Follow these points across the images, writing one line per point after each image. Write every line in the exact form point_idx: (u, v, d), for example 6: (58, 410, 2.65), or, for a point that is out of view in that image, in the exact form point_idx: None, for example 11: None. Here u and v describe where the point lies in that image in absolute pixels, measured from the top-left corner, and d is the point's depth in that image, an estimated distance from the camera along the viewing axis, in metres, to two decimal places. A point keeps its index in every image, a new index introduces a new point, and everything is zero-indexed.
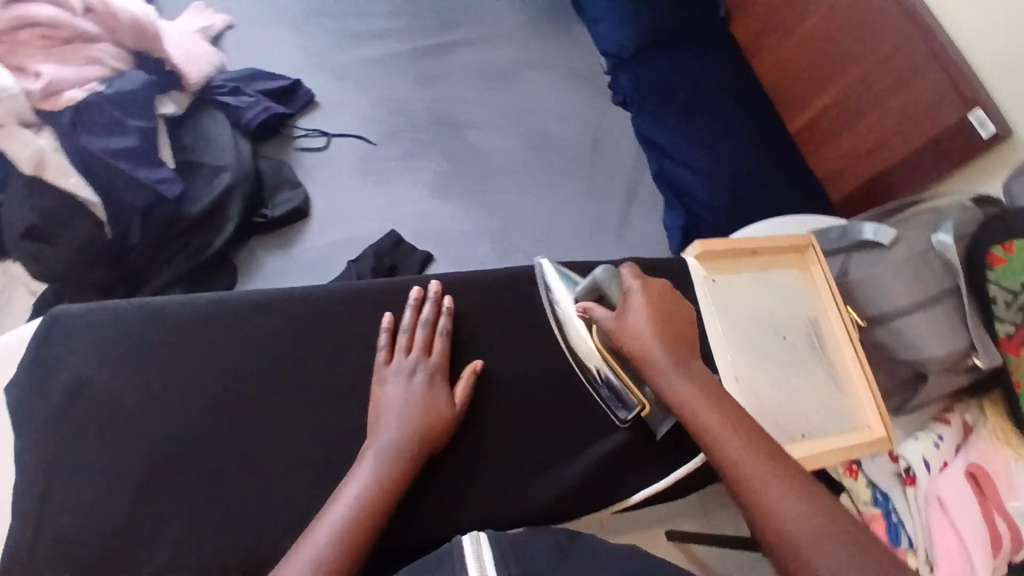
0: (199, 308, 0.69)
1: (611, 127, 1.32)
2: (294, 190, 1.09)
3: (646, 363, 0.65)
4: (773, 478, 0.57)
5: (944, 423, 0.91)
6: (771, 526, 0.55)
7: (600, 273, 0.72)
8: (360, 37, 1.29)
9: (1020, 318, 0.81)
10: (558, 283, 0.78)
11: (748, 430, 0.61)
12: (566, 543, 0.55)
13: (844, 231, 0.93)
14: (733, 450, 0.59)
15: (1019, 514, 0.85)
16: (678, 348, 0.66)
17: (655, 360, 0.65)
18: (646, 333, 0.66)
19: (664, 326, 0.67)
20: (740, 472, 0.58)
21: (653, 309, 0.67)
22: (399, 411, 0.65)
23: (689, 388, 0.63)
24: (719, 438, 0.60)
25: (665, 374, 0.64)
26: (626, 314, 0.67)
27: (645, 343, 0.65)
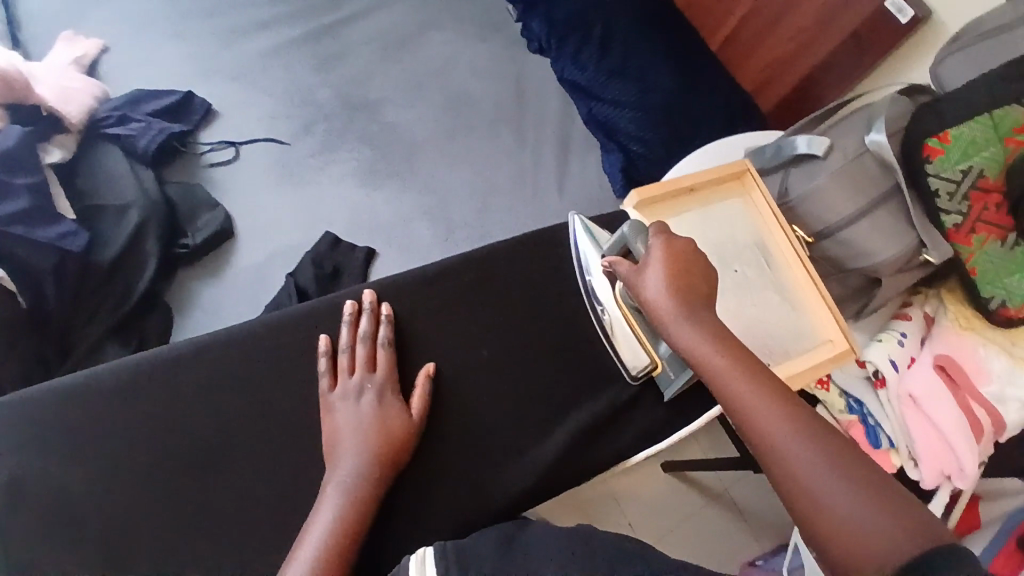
0: (121, 376, 0.65)
1: (531, 76, 1.26)
2: (211, 211, 1.03)
3: (656, 317, 0.62)
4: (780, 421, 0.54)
5: (906, 319, 0.92)
6: (779, 467, 0.53)
7: (627, 229, 0.69)
8: (249, 31, 1.21)
9: (965, 206, 0.80)
10: (587, 238, 0.76)
11: (758, 371, 0.58)
12: (524, 539, 0.55)
13: (778, 147, 0.91)
14: (742, 394, 0.57)
15: (996, 398, 0.86)
16: (699, 300, 0.62)
17: (665, 312, 0.61)
18: (660, 288, 0.61)
19: (682, 283, 0.62)
20: (751, 414, 0.56)
21: (670, 260, 0.62)
22: (353, 437, 0.63)
23: (699, 337, 0.60)
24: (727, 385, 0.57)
25: (676, 327, 0.61)
26: (647, 275, 0.62)
27: (657, 296, 0.61)
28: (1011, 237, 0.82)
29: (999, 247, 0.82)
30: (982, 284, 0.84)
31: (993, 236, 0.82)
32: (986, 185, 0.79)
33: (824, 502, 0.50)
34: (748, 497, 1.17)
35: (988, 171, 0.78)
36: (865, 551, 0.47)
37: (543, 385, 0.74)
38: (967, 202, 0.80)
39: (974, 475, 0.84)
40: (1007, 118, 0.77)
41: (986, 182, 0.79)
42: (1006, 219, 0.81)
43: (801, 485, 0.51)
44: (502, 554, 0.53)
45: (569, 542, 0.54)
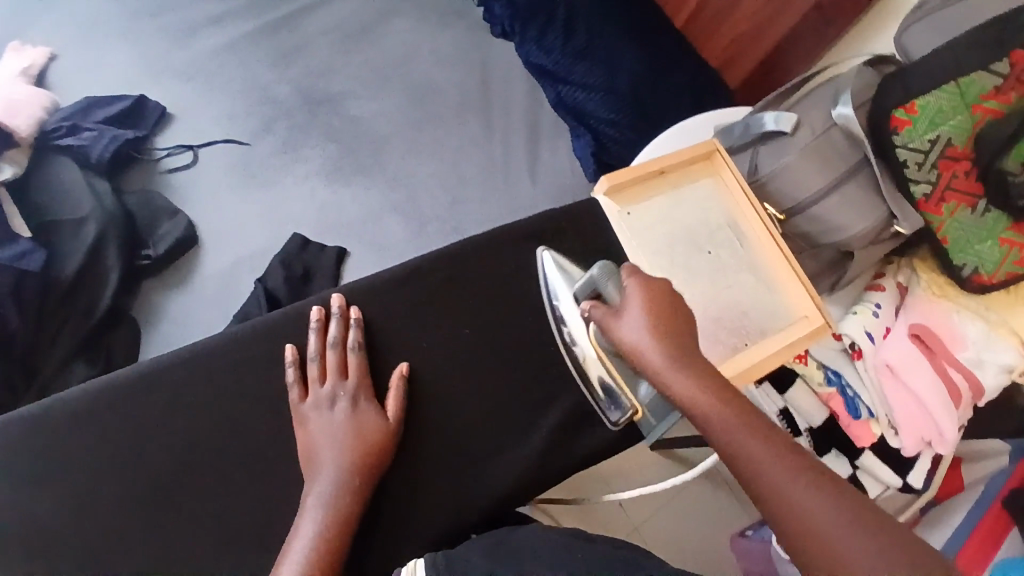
0: (84, 401, 0.63)
1: (495, 60, 1.23)
2: (173, 218, 1.00)
3: (643, 364, 0.55)
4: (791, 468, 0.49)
5: (879, 290, 0.92)
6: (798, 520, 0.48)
7: (597, 271, 0.62)
8: (200, 28, 1.16)
9: (933, 175, 0.80)
10: (561, 275, 0.72)
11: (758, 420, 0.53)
12: (516, 546, 0.54)
13: (747, 125, 0.90)
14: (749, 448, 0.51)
15: (971, 362, 0.88)
16: (687, 343, 0.56)
17: (653, 359, 0.54)
18: (644, 333, 0.55)
19: (664, 327, 0.56)
20: (761, 467, 0.50)
21: (650, 304, 0.56)
22: (329, 448, 0.62)
23: (690, 381, 0.54)
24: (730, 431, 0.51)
25: (666, 373, 0.54)
26: (624, 322, 0.57)
27: (640, 341, 0.55)
28: (980, 204, 0.82)
29: (969, 215, 0.82)
30: (954, 252, 0.85)
31: (963, 204, 0.82)
32: (954, 154, 0.79)
33: (854, 566, 0.45)
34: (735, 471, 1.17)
35: (955, 140, 0.78)
36: None
37: (521, 382, 0.73)
38: (936, 171, 0.80)
39: (953, 439, 0.86)
40: (972, 86, 0.76)
41: (954, 151, 0.79)
42: (976, 185, 0.81)
43: (829, 542, 0.46)
44: (491, 559, 0.52)
45: (555, 551, 0.53)
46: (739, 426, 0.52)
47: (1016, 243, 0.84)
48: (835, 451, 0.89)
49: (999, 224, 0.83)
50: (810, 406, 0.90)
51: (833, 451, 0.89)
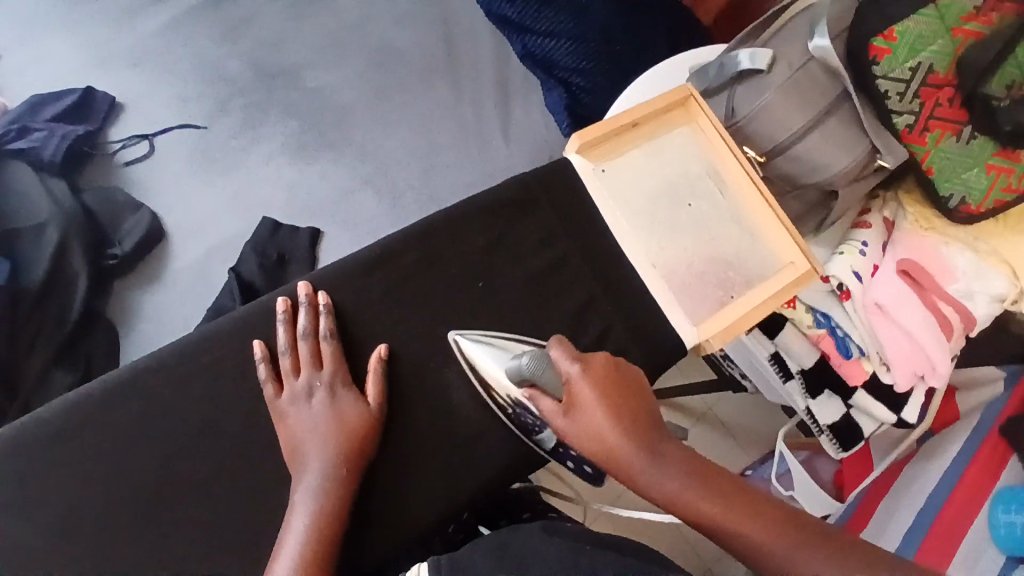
0: (57, 420, 0.61)
1: (456, 14, 1.17)
2: (136, 213, 0.97)
3: (611, 460, 0.54)
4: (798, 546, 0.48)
5: (865, 227, 0.89)
6: None
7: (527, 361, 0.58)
8: (140, 7, 1.10)
9: (916, 105, 0.76)
10: (486, 349, 0.67)
11: (736, 490, 0.53)
12: (516, 543, 0.52)
13: (721, 65, 0.85)
14: (736, 522, 0.50)
15: (962, 295, 0.86)
16: (646, 426, 0.55)
17: (621, 454, 0.53)
18: (597, 430, 0.54)
19: (624, 415, 0.54)
20: (767, 552, 0.48)
21: (602, 395, 0.54)
22: (313, 441, 0.60)
23: (671, 478, 0.53)
24: (728, 524, 0.50)
25: (643, 472, 0.53)
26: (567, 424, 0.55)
27: (608, 441, 0.54)
28: (966, 131, 0.78)
29: (954, 143, 0.79)
30: (939, 182, 0.82)
31: (948, 132, 0.78)
32: (936, 80, 0.75)
33: None
34: (732, 413, 1.19)
35: (937, 65, 0.75)
36: None
37: None
38: (918, 100, 0.76)
39: (946, 372, 0.86)
40: (952, 8, 0.74)
41: (937, 77, 0.75)
42: (961, 112, 0.77)
43: None
44: (487, 554, 0.50)
45: (548, 544, 0.51)
46: (720, 502, 0.51)
47: (1005, 170, 0.80)
48: (828, 392, 0.92)
49: (986, 150, 0.79)
50: (801, 349, 0.91)
51: (826, 391, 0.92)
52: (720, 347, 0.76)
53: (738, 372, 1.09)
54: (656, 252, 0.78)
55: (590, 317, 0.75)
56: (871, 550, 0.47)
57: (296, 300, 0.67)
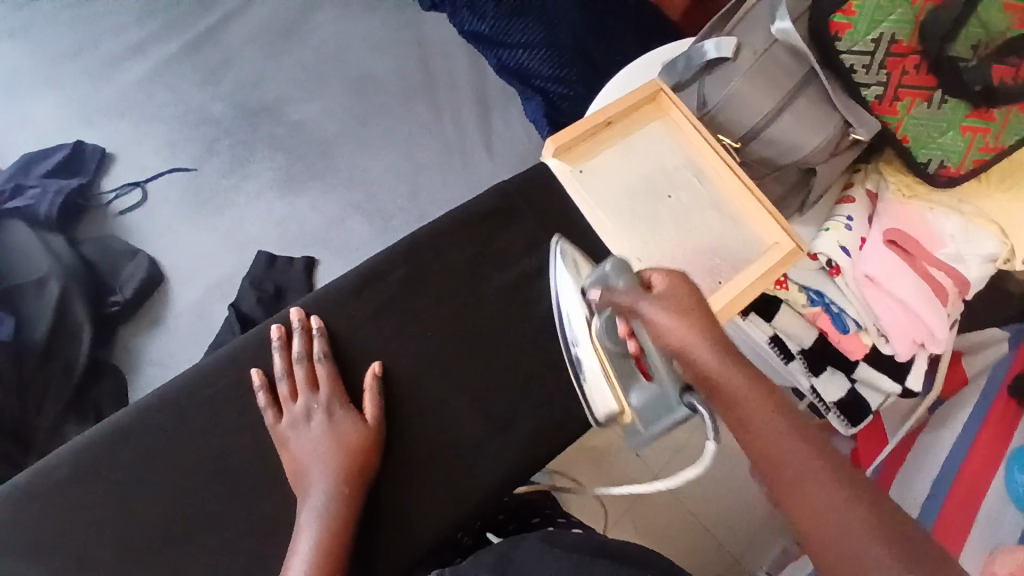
0: (67, 466, 0.63)
1: (430, 36, 1.20)
2: (134, 259, 0.99)
3: (675, 346, 0.51)
4: (834, 492, 0.41)
5: (850, 202, 0.90)
6: (835, 553, 0.40)
7: (610, 267, 0.60)
8: (124, 60, 1.13)
9: (883, 76, 0.78)
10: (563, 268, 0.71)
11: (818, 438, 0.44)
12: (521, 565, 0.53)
13: (688, 57, 0.86)
14: (778, 443, 0.44)
15: (953, 258, 0.86)
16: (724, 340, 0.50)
17: (687, 338, 0.50)
18: (674, 323, 0.52)
19: (698, 321, 0.52)
20: (795, 484, 0.42)
21: (682, 302, 0.53)
22: (315, 463, 0.61)
23: (730, 373, 0.48)
24: (766, 436, 0.44)
25: (702, 358, 0.49)
26: (646, 309, 0.54)
27: (670, 328, 0.52)
28: (936, 96, 0.79)
29: (926, 109, 0.80)
30: (916, 150, 0.83)
31: (918, 99, 0.79)
32: (900, 50, 0.76)
33: None
34: None
35: (900, 35, 0.75)
36: None
37: (497, 369, 0.71)
38: (885, 70, 0.77)
39: (946, 337, 0.86)
40: None
41: (900, 46, 0.76)
42: (929, 78, 0.78)
43: None
44: None
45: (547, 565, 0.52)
46: (771, 418, 0.45)
47: (981, 130, 0.80)
48: (830, 369, 0.93)
49: (959, 112, 0.80)
50: (799, 329, 0.92)
51: (828, 369, 0.93)
52: None
53: None
54: (640, 248, 0.79)
55: None
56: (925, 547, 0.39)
57: (289, 325, 0.69)
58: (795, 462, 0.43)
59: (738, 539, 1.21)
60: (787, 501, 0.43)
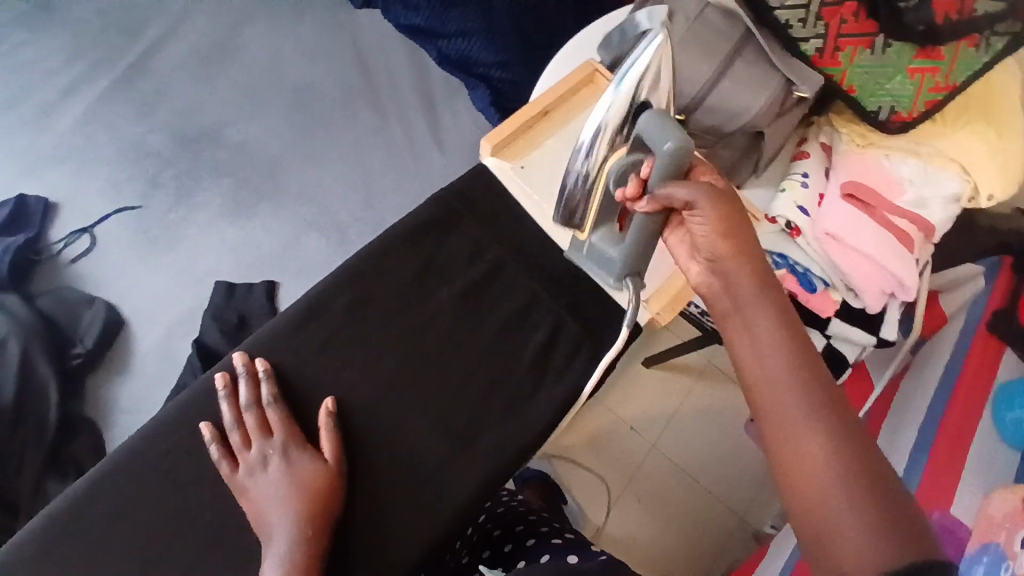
0: (40, 538, 0.64)
1: (366, 36, 1.17)
2: (91, 307, 0.98)
3: (712, 246, 0.56)
4: (801, 396, 0.49)
5: (805, 158, 0.88)
6: (781, 433, 0.49)
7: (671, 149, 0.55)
8: (56, 102, 1.10)
9: (822, 27, 0.76)
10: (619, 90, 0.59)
11: (834, 400, 0.48)
12: None
13: (622, 32, 0.82)
14: (769, 349, 0.51)
15: (914, 204, 0.83)
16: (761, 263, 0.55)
17: (723, 244, 0.56)
18: (715, 237, 0.56)
19: (740, 234, 0.55)
20: (771, 382, 0.50)
21: (731, 214, 0.56)
22: (275, 508, 0.62)
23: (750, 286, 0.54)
24: (759, 340, 0.52)
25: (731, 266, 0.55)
26: (699, 208, 0.56)
27: (708, 229, 0.56)
28: (878, 42, 0.76)
29: (869, 56, 0.77)
30: (865, 99, 0.80)
31: (861, 47, 0.77)
32: None
33: (814, 484, 0.45)
34: None
35: None
36: (838, 539, 0.43)
37: (458, 384, 0.71)
38: (822, 21, 0.76)
39: (914, 284, 0.84)
40: None
41: None
42: (869, 24, 0.75)
43: (798, 461, 0.47)
44: None
45: None
46: (777, 331, 0.52)
47: (929, 70, 0.77)
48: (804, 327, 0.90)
49: (904, 55, 0.77)
50: None
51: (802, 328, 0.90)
52: (672, 318, 0.77)
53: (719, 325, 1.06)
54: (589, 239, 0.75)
55: (537, 318, 0.75)
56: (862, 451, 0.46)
57: (235, 373, 0.70)
58: (776, 366, 0.51)
59: (742, 497, 1.20)
60: (757, 392, 0.51)
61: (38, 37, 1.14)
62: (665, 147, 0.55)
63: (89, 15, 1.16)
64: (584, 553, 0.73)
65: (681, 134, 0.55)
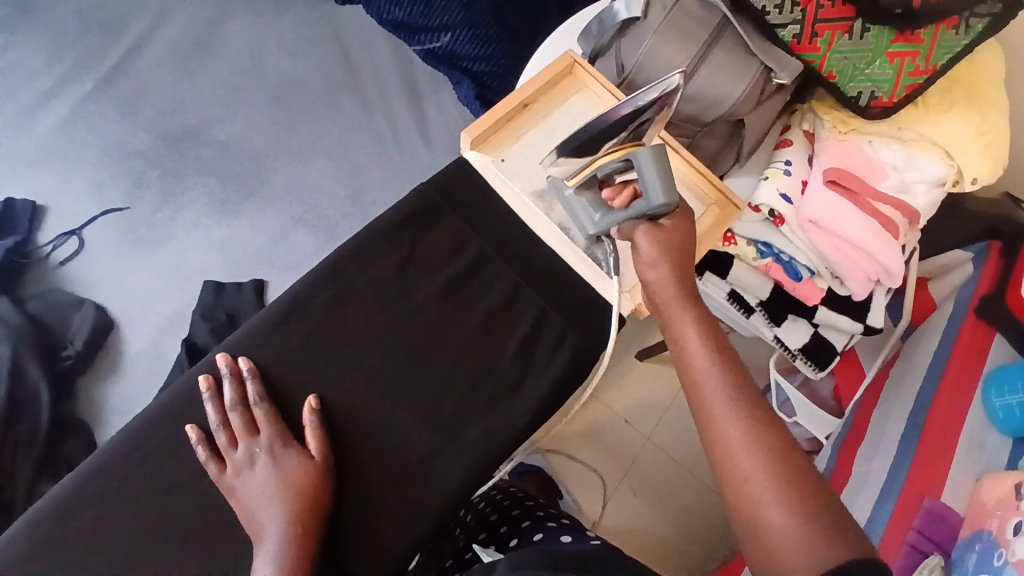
0: (25, 539, 0.64)
1: (349, 31, 1.17)
2: (81, 309, 0.98)
3: (650, 272, 0.64)
4: (725, 394, 0.56)
5: (788, 145, 0.87)
6: (709, 426, 0.56)
7: (659, 201, 0.62)
8: (39, 106, 1.10)
9: (798, 12, 0.76)
10: (647, 99, 0.64)
11: (751, 397, 0.56)
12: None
13: (601, 21, 0.84)
14: (696, 355, 0.59)
15: (897, 190, 0.83)
16: (689, 284, 0.63)
17: (656, 267, 0.63)
18: (654, 263, 0.63)
19: (674, 259, 0.63)
20: (699, 384, 0.57)
21: (667, 245, 0.64)
22: (264, 507, 0.64)
23: (679, 305, 0.62)
24: (687, 348, 0.59)
25: (663, 289, 0.63)
26: (644, 238, 0.65)
27: (649, 256, 0.64)
28: (857, 26, 0.76)
29: (848, 41, 0.77)
30: (844, 84, 0.79)
31: (838, 32, 0.76)
32: None
33: (736, 469, 0.52)
34: None
35: None
36: (759, 515, 0.50)
37: (441, 376, 0.71)
38: (798, 8, 0.76)
39: (900, 271, 0.84)
40: None
41: None
42: (846, 9, 0.75)
43: (724, 449, 0.54)
44: None
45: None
46: (701, 339, 0.59)
47: (909, 54, 0.76)
48: (792, 316, 0.91)
49: (882, 39, 0.76)
50: (754, 281, 0.90)
51: (790, 317, 0.92)
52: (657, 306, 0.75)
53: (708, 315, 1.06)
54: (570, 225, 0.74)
55: (520, 308, 0.75)
56: (776, 437, 0.53)
57: (220, 374, 0.70)
58: (700, 370, 0.58)
59: None
60: (688, 393, 0.58)
61: (19, 41, 1.15)
62: (657, 203, 0.62)
63: (70, 17, 1.17)
64: (577, 535, 0.75)
65: (675, 197, 0.62)
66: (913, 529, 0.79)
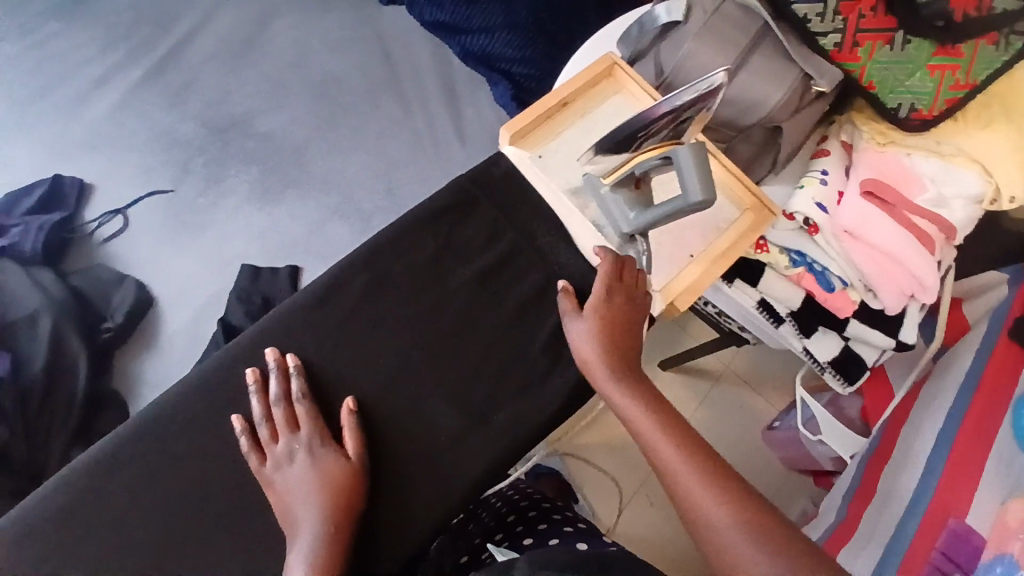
0: (64, 496, 0.66)
1: (391, 31, 1.20)
2: (121, 286, 1.01)
3: (589, 364, 0.69)
4: (691, 469, 0.61)
5: (825, 155, 0.87)
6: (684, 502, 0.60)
7: (696, 196, 0.63)
8: (91, 91, 1.15)
9: (840, 21, 0.77)
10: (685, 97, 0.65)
11: (713, 465, 0.61)
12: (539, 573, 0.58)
13: (640, 24, 0.85)
14: (655, 439, 0.64)
15: (934, 204, 0.83)
16: (634, 369, 0.69)
17: (594, 359, 0.68)
18: (596, 351, 0.68)
19: (610, 343, 0.69)
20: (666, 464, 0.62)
21: (600, 331, 0.69)
22: (302, 503, 0.64)
23: (627, 394, 0.67)
24: (644, 431, 0.65)
25: (605, 380, 0.68)
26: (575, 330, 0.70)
27: (588, 350, 0.69)
28: (898, 37, 0.76)
29: (889, 52, 0.77)
30: (885, 95, 0.79)
31: (879, 42, 0.77)
32: None
33: (715, 537, 0.57)
34: (750, 367, 1.28)
35: None
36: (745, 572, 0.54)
37: (470, 363, 0.72)
38: (840, 16, 0.76)
39: (934, 285, 0.84)
40: None
41: None
42: (888, 19, 0.76)
43: (701, 522, 0.58)
44: None
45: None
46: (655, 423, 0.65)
47: (949, 68, 0.76)
48: (823, 328, 0.90)
49: (923, 51, 0.76)
50: (786, 291, 0.88)
51: (820, 329, 0.90)
52: (688, 307, 0.76)
53: (736, 325, 1.06)
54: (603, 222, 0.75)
55: (551, 301, 0.75)
56: (741, 500, 0.58)
57: (266, 368, 0.71)
58: (665, 448, 0.63)
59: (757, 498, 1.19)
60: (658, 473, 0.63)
61: (76, 29, 1.19)
62: (694, 199, 0.63)
63: (126, 8, 1.21)
64: (593, 544, 0.74)
65: (712, 193, 0.63)
66: (935, 549, 0.78)
